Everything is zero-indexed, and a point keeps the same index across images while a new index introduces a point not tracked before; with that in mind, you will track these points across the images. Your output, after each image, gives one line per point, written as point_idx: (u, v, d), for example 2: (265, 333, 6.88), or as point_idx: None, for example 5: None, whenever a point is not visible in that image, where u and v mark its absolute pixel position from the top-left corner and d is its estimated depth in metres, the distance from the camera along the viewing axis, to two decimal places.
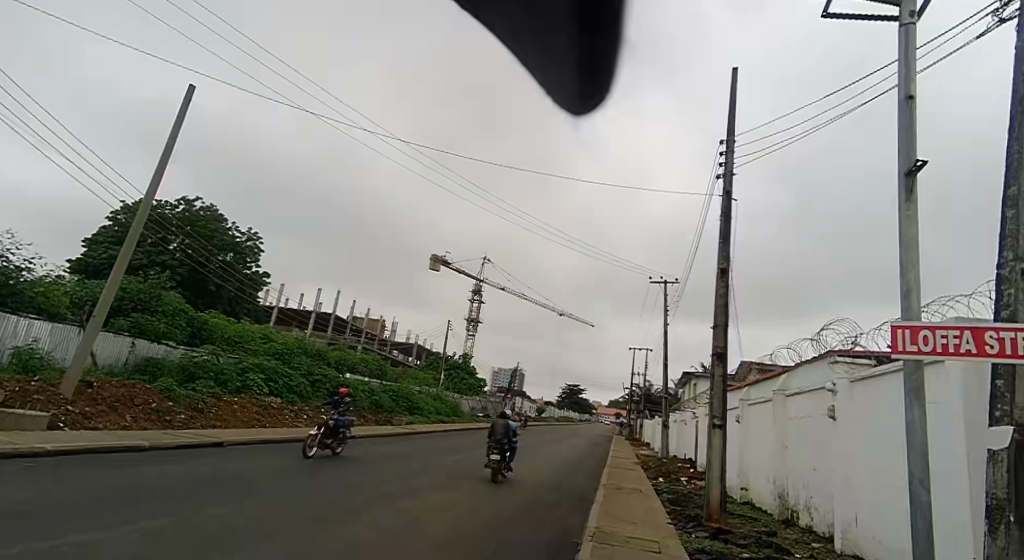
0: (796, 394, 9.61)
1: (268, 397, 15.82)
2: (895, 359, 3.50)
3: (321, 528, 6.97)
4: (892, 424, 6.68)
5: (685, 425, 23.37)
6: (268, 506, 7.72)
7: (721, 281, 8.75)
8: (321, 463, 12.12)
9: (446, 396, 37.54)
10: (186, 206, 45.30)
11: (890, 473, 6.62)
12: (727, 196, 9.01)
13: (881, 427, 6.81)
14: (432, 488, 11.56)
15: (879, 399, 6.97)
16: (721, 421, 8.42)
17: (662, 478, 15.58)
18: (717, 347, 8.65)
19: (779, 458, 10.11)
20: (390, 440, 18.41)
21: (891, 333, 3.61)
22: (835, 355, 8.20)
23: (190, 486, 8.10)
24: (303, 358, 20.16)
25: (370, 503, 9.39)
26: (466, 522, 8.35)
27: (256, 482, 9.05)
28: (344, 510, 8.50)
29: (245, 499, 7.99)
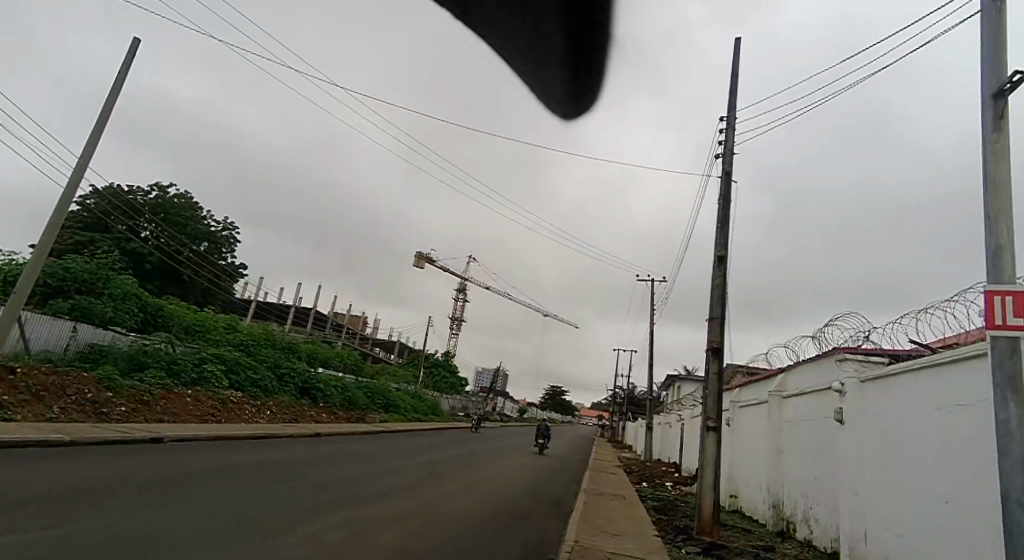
0: (794, 396, 8.84)
1: (227, 390, 14.76)
2: (992, 330, 3.59)
3: (258, 535, 6.07)
4: (909, 427, 5.93)
5: (670, 427, 22.64)
6: (198, 512, 6.70)
7: (718, 270, 7.92)
8: (277, 462, 11.13)
9: (425, 394, 36.53)
10: (158, 192, 43.65)
11: (906, 481, 5.85)
12: (727, 177, 8.13)
13: (900, 430, 6.05)
14: (399, 489, 10.68)
15: (895, 398, 6.23)
16: (716, 423, 7.60)
17: (645, 483, 14.78)
18: (712, 342, 7.83)
19: (772, 465, 9.34)
20: (361, 438, 17.42)
21: (987, 303, 3.69)
22: (842, 351, 7.39)
23: (114, 488, 7.13)
24: (269, 350, 19.04)
25: (327, 506, 8.48)
26: (427, 529, 7.49)
27: (195, 484, 8.03)
28: (292, 514, 7.59)
29: (174, 503, 6.96)
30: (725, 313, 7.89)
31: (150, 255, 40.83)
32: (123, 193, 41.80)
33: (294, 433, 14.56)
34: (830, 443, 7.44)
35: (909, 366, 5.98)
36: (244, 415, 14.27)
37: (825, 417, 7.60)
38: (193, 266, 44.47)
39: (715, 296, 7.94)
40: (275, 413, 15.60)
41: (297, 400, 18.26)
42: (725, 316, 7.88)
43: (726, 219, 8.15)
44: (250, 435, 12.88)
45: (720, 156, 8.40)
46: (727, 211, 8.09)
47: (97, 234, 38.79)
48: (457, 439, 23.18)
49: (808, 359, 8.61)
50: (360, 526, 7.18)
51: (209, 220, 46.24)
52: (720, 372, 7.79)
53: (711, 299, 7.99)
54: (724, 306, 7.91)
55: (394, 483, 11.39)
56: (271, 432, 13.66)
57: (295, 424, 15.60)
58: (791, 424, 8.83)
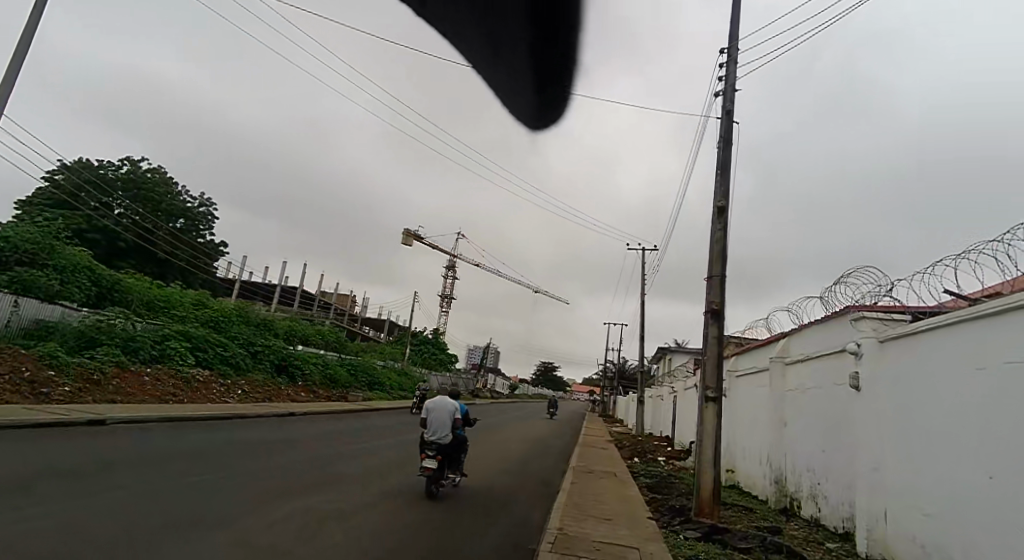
0: (800, 362, 8.05)
1: (193, 368, 13.86)
2: None
3: (175, 547, 5.18)
4: (936, 392, 5.19)
5: (662, 400, 22.06)
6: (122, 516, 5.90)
7: (718, 223, 7.07)
8: (238, 446, 10.32)
9: (413, 371, 35.84)
10: (129, 166, 42.07)
11: (934, 455, 5.12)
12: (729, 118, 7.21)
13: (926, 397, 5.31)
14: (370, 474, 9.91)
15: (919, 360, 5.47)
16: (716, 394, 6.78)
17: (637, 459, 14.19)
18: (711, 304, 7.01)
19: (775, 436, 8.62)
20: (340, 416, 16.67)
21: None
22: (854, 310, 6.58)
23: (16, 492, 6.21)
24: (242, 327, 18.08)
25: (278, 503, 7.62)
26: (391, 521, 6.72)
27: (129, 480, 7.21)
28: (230, 515, 6.70)
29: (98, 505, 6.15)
30: (725, 269, 7.05)
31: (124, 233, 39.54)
32: (92, 168, 40.23)
33: (265, 412, 13.72)
34: (842, 414, 6.69)
35: (937, 324, 5.20)
36: (213, 394, 13.41)
37: (837, 384, 6.83)
38: (170, 244, 43.22)
39: (714, 252, 7.08)
40: (247, 392, 14.73)
41: (273, 378, 17.40)
42: (725, 273, 7.04)
43: (726, 166, 7.27)
44: (215, 415, 12.03)
45: (720, 95, 7.47)
46: (728, 156, 7.20)
47: (67, 211, 37.45)
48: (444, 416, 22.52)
49: (815, 321, 7.81)
50: (306, 526, 6.31)
51: (185, 195, 44.78)
52: (720, 337, 6.93)
53: (710, 256, 7.13)
54: (724, 263, 7.06)
55: (366, 467, 10.62)
56: (239, 412, 12.81)
57: (268, 403, 14.77)
58: (797, 393, 8.07)
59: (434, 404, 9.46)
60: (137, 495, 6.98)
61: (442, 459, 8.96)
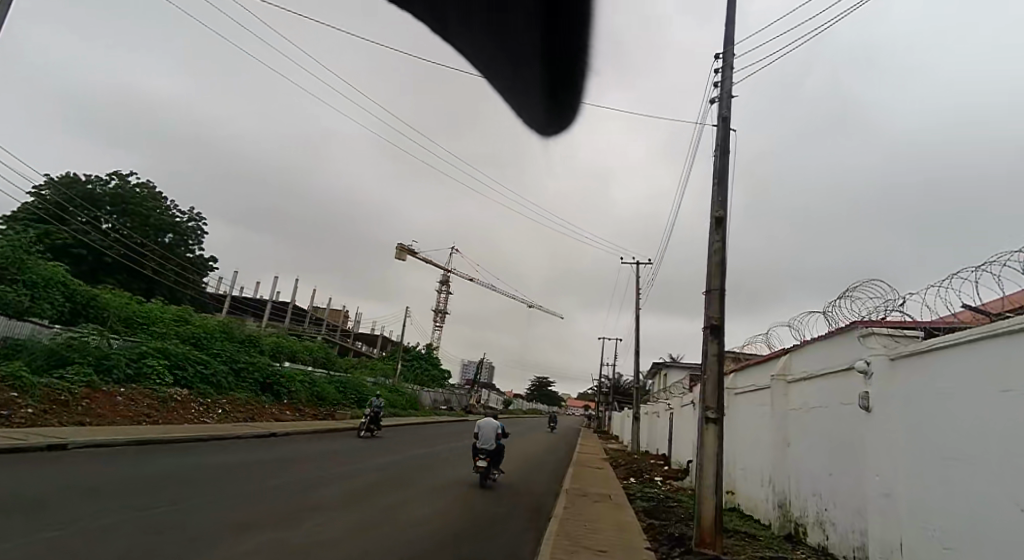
0: (805, 379, 7.66)
1: (171, 387, 13.33)
2: None
3: None
4: (952, 412, 4.79)
5: (657, 417, 21.57)
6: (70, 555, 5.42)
7: (716, 233, 6.72)
8: (213, 471, 9.83)
9: (404, 387, 35.14)
10: (118, 181, 41.60)
11: (952, 480, 4.70)
12: (725, 125, 6.89)
13: (941, 418, 4.91)
14: (352, 501, 9.44)
15: (933, 378, 5.08)
16: (717, 414, 6.36)
17: (633, 479, 13.72)
18: (710, 319, 6.63)
19: (778, 457, 8.19)
20: (325, 436, 16.11)
21: None
22: (861, 325, 6.20)
23: None
24: (226, 344, 17.53)
25: (249, 536, 7.15)
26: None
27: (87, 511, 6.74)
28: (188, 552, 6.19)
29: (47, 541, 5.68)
30: (725, 283, 6.68)
31: (111, 248, 39.05)
32: (79, 183, 39.80)
33: (245, 432, 13.16)
34: (851, 435, 6.29)
35: (950, 341, 4.83)
36: (191, 414, 12.87)
37: (845, 403, 6.43)
38: (159, 260, 42.70)
39: (713, 264, 6.71)
40: (227, 412, 14.19)
41: (257, 397, 16.84)
42: (724, 287, 6.67)
43: (723, 175, 6.93)
44: (191, 437, 11.52)
45: (716, 102, 7.17)
46: (725, 164, 6.87)
47: (53, 227, 36.94)
48: (434, 435, 21.91)
49: (819, 338, 7.43)
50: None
51: (174, 210, 44.28)
52: (720, 354, 6.54)
53: (708, 269, 6.76)
54: (723, 275, 6.68)
55: (349, 492, 10.14)
56: (217, 433, 12.26)
57: (250, 423, 14.20)
58: (801, 411, 7.67)
59: (484, 421, 12.25)
60: (91, 529, 6.47)
61: (491, 461, 11.78)
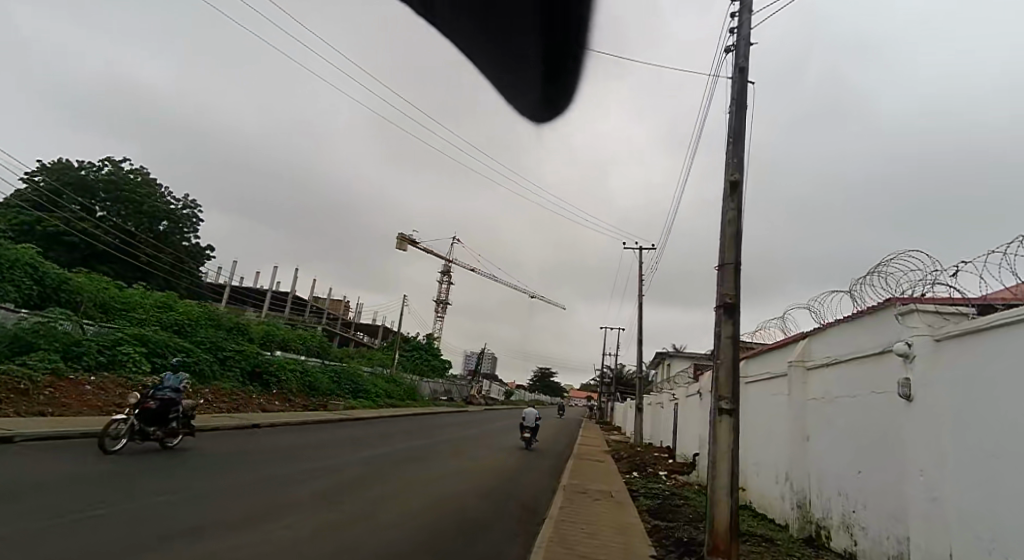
0: (829, 365, 6.86)
1: (148, 375, 12.66)
2: None
3: None
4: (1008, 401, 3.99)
5: (662, 408, 20.71)
6: None
7: (731, 200, 5.92)
8: (182, 466, 9.16)
9: (402, 378, 34.47)
10: (112, 167, 40.98)
11: (1008, 483, 3.91)
12: (743, 76, 6.12)
13: (993, 408, 4.12)
14: (331, 498, 8.75)
15: (984, 360, 4.27)
16: (731, 404, 5.57)
17: (636, 474, 13.02)
18: (723, 296, 5.82)
19: (796, 453, 7.41)
20: (315, 427, 15.47)
21: None
22: (899, 302, 5.38)
23: None
24: (212, 331, 16.83)
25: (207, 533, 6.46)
26: None
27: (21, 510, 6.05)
28: (141, 552, 5.47)
29: None
30: (740, 257, 5.86)
31: (105, 236, 38.55)
32: (72, 170, 39.09)
33: (225, 423, 12.44)
34: (887, 427, 5.50)
35: (1009, 317, 4.01)
36: None
37: (881, 391, 5.63)
38: (153, 248, 42.14)
39: (727, 234, 5.90)
40: (208, 402, 13.50)
41: (244, 387, 16.16)
42: (740, 261, 5.86)
43: (739, 132, 6.15)
44: (164, 429, 10.83)
45: (732, 51, 6.36)
46: (742, 120, 6.07)
47: (45, 214, 36.39)
48: (429, 426, 21.17)
49: (846, 318, 6.61)
50: None
51: (169, 197, 43.64)
52: (735, 337, 5.74)
53: (722, 240, 5.96)
54: (739, 247, 5.87)
55: (330, 488, 9.47)
56: (194, 425, 11.55)
57: (233, 414, 13.52)
58: (825, 400, 6.88)
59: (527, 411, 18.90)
60: (32, 525, 5.75)
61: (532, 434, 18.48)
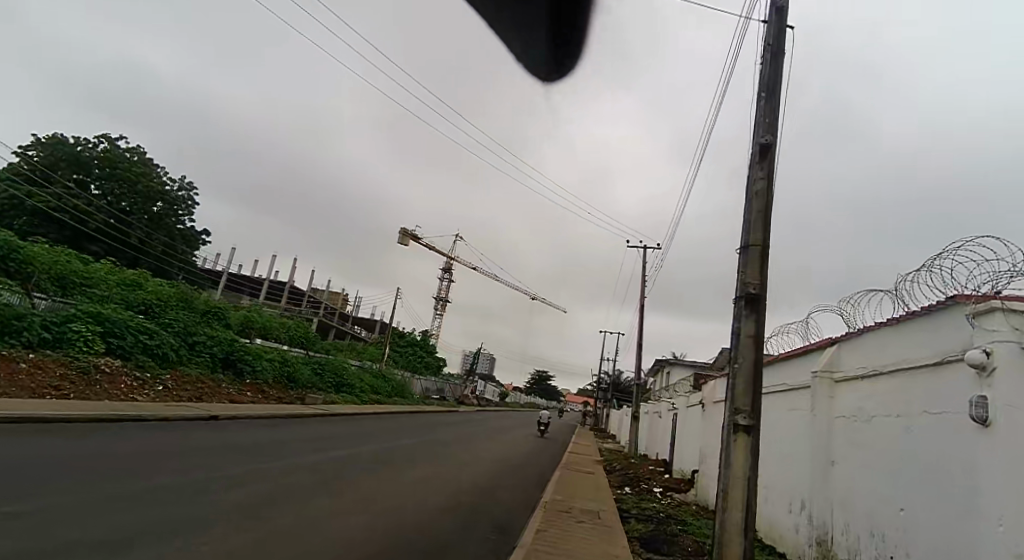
0: (864, 377, 5.74)
1: (101, 356, 11.64)
2: None
3: None
4: None
5: (660, 417, 19.42)
6: None
7: (760, 166, 4.83)
8: (116, 461, 8.14)
9: (392, 373, 33.31)
10: (108, 145, 40.04)
11: None
12: (780, 18, 5.14)
13: None
14: (284, 503, 7.74)
15: None
16: (751, 419, 4.44)
17: (628, 488, 11.95)
18: (747, 283, 4.70)
19: (816, 479, 6.28)
20: (285, 421, 14.41)
21: None
22: (973, 300, 4.29)
23: None
24: (184, 313, 15.80)
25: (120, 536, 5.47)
26: None
27: None
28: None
29: None
30: (769, 238, 4.76)
31: (97, 214, 37.57)
32: (67, 145, 37.92)
33: (181, 413, 11.30)
34: (947, 454, 4.39)
35: None
36: (121, 388, 11.16)
37: (940, 412, 4.52)
38: (145, 229, 41.13)
39: (754, 208, 4.79)
40: (168, 389, 12.43)
41: (213, 374, 15.10)
42: (768, 243, 4.76)
43: (773, 88, 5.06)
44: (107, 415, 9.79)
45: None
46: (777, 73, 5.01)
47: (35, 188, 35.51)
48: (412, 425, 19.99)
49: (891, 322, 5.50)
50: None
51: (165, 177, 42.66)
52: (757, 336, 4.62)
53: (746, 216, 4.84)
54: (768, 226, 4.77)
55: (285, 492, 8.45)
56: (142, 414, 10.40)
57: (195, 403, 12.46)
58: (857, 419, 5.76)
59: None
60: None
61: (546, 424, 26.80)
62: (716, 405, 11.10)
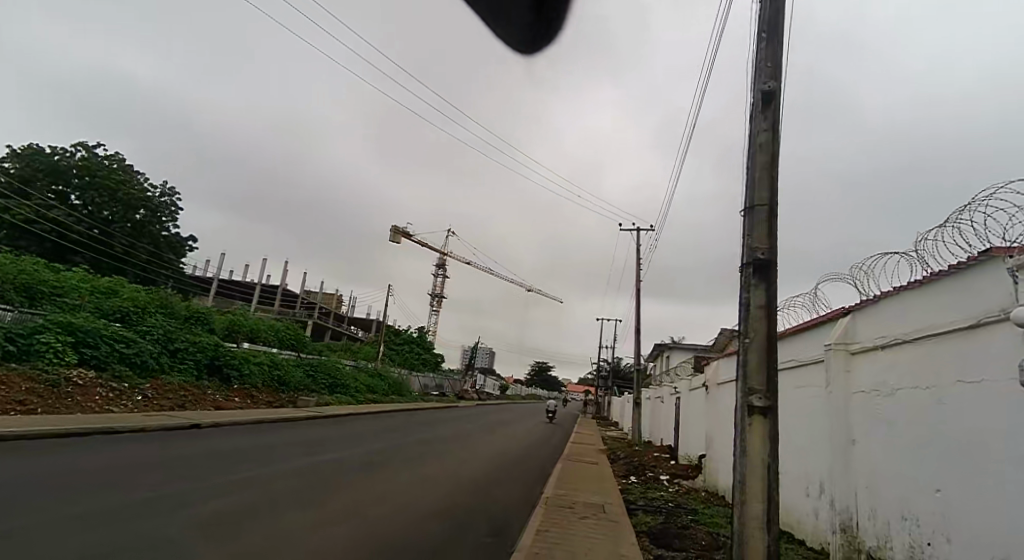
0: (884, 347, 5.25)
1: (72, 367, 11.07)
2: None
3: None
4: None
5: (663, 402, 18.97)
6: None
7: (762, 117, 4.23)
8: (86, 477, 7.65)
9: (388, 371, 32.76)
10: (86, 154, 39.17)
11: None
12: None
13: None
14: (268, 513, 7.28)
15: None
16: (766, 400, 3.93)
17: (633, 478, 11.50)
18: (754, 248, 4.14)
19: (836, 460, 5.81)
20: (274, 425, 13.89)
21: None
22: (1013, 252, 3.79)
23: None
24: (163, 319, 15.20)
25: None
26: None
27: None
28: None
29: None
30: (776, 197, 4.16)
31: (78, 225, 36.77)
32: (43, 155, 37.01)
33: (160, 423, 10.74)
34: (987, 427, 3.91)
35: None
36: (95, 399, 10.61)
37: (977, 380, 4.03)
38: (130, 238, 40.35)
39: (757, 165, 4.19)
40: (147, 398, 11.87)
41: (197, 380, 14.53)
42: (775, 204, 4.16)
43: (774, 29, 4.46)
44: (79, 429, 9.27)
45: None
46: (778, 11, 4.42)
47: (14, 202, 34.71)
48: (409, 423, 19.45)
49: (911, 285, 5.00)
50: None
51: (146, 184, 41.81)
52: (769, 306, 4.07)
53: (749, 174, 4.26)
54: (774, 184, 4.16)
55: (269, 500, 7.97)
56: (117, 426, 9.85)
57: (176, 411, 11.92)
58: (878, 393, 5.27)
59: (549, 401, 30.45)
60: None
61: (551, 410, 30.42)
62: (720, 386, 10.62)
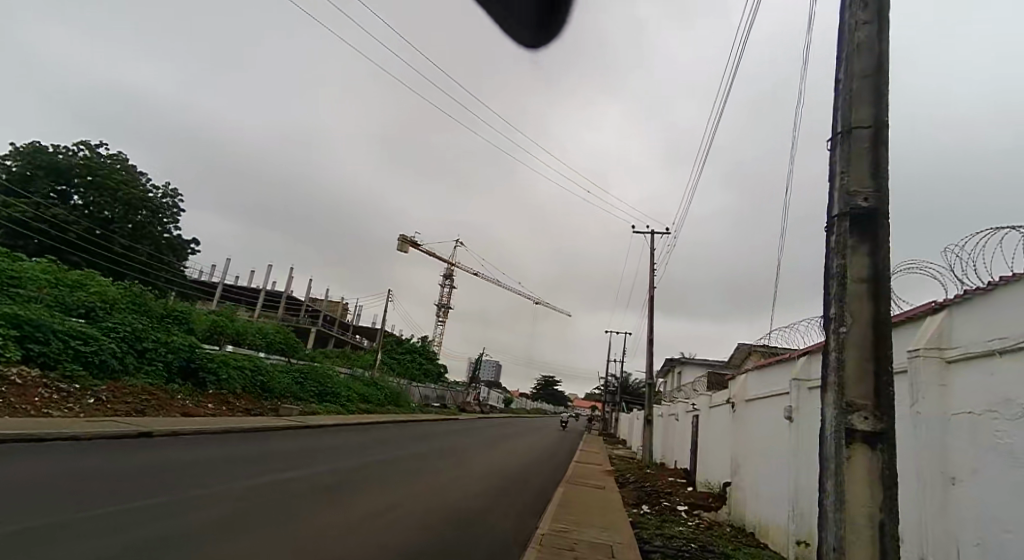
0: (1002, 352, 3.83)
1: (12, 367, 9.82)
2: None
3: None
4: None
5: (677, 420, 17.37)
6: None
7: (861, 3, 2.93)
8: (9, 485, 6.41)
9: (386, 380, 31.32)
10: (88, 152, 38.49)
11: None
12: None
13: None
14: (228, 527, 6.05)
15: None
16: (877, 421, 2.52)
17: (645, 508, 10.00)
18: (851, 189, 2.78)
19: (928, 502, 4.35)
20: (247, 436, 12.53)
21: None
22: None
23: None
24: (133, 316, 13.97)
25: None
26: None
27: None
28: None
29: None
30: (884, 117, 2.82)
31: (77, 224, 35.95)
32: (44, 152, 36.27)
33: (107, 430, 9.43)
34: None
35: None
36: (35, 402, 9.36)
37: None
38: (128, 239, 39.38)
39: (853, 72, 2.88)
40: (100, 403, 10.58)
41: (164, 384, 13.25)
42: (882, 126, 2.82)
43: None
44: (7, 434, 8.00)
45: None
46: None
47: (11, 198, 33.99)
48: (401, 436, 18.00)
49: None
50: None
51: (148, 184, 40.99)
52: (875, 278, 2.69)
53: (841, 87, 2.94)
54: (879, 99, 2.83)
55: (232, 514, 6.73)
56: (55, 432, 8.58)
57: (132, 418, 10.62)
58: (996, 414, 3.84)
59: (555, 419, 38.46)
60: None
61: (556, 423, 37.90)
62: (749, 403, 9.15)
